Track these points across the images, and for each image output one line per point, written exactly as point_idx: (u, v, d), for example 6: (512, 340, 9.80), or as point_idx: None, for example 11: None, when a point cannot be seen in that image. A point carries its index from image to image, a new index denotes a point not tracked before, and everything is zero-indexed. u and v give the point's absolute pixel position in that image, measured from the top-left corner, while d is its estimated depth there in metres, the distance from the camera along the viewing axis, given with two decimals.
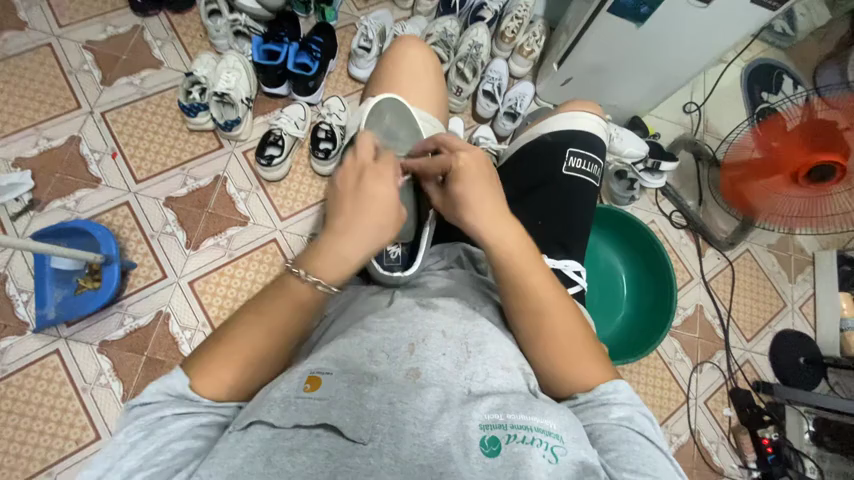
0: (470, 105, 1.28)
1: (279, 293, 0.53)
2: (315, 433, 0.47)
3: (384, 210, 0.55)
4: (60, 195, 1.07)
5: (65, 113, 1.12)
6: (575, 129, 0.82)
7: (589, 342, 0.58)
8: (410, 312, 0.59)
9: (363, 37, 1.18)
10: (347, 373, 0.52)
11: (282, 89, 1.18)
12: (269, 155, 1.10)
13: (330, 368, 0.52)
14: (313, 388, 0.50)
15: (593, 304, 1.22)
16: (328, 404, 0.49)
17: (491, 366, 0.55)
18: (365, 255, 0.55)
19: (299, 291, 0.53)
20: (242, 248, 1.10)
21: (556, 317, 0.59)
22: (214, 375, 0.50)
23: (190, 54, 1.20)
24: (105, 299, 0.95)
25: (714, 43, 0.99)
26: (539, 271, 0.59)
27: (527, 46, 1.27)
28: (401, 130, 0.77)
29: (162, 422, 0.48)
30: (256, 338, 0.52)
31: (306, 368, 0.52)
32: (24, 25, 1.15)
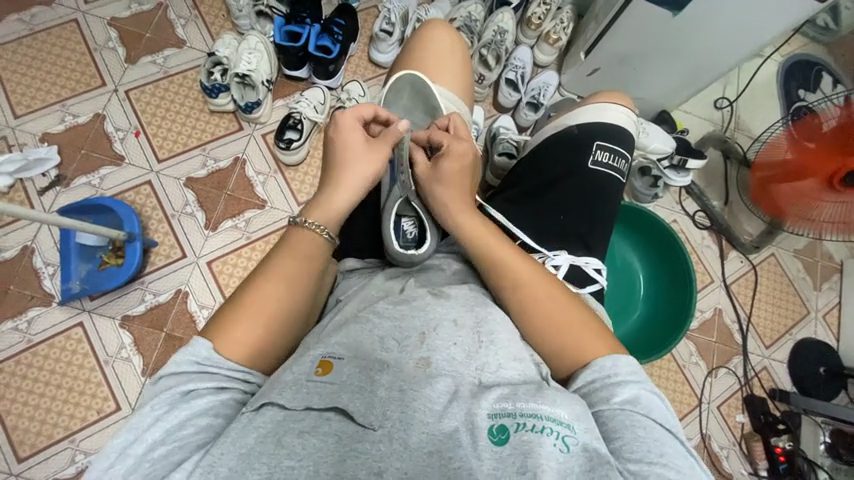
0: (492, 94, 1.26)
1: (287, 253, 0.58)
2: (325, 417, 0.47)
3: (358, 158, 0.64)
4: (85, 171, 1.09)
5: (91, 90, 1.13)
6: (603, 121, 0.80)
7: (577, 314, 0.59)
8: (422, 301, 0.59)
9: (385, 20, 1.15)
10: (357, 359, 0.52)
11: (302, 72, 1.17)
12: (288, 139, 1.10)
13: (342, 353, 0.53)
14: (324, 372, 0.50)
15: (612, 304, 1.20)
16: (339, 389, 0.49)
17: (503, 357, 0.55)
18: (350, 197, 0.63)
19: (303, 246, 0.59)
20: (259, 231, 1.11)
21: (537, 289, 0.60)
22: (237, 334, 0.53)
23: (212, 34, 1.19)
24: (127, 275, 0.98)
25: (754, 37, 0.94)
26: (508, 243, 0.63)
27: (553, 34, 1.22)
28: (418, 109, 0.80)
29: (185, 398, 0.49)
30: (271, 292, 0.55)
31: (318, 353, 0.53)
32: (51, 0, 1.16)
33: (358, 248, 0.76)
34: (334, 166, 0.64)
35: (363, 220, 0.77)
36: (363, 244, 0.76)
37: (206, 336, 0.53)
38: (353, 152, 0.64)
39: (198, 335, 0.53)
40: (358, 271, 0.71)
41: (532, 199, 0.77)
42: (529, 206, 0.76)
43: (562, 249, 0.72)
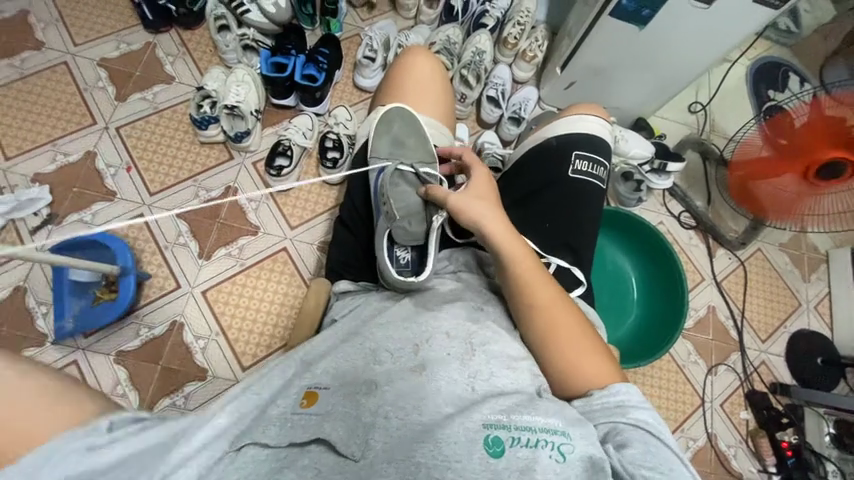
0: (475, 111, 1.30)
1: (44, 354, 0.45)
2: (307, 449, 0.49)
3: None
4: (77, 208, 1.10)
5: (82, 128, 1.15)
6: (581, 131, 0.83)
7: (592, 339, 0.60)
8: (416, 314, 0.60)
9: (368, 47, 1.21)
10: (343, 387, 0.54)
11: (289, 100, 1.20)
12: (279, 166, 1.12)
13: (327, 383, 0.55)
14: (309, 403, 0.53)
15: (608, 310, 1.21)
16: (322, 420, 0.50)
17: (496, 365, 0.55)
18: None
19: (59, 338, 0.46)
20: (254, 257, 1.12)
21: (560, 308, 0.61)
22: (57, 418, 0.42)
23: (200, 69, 1.23)
24: (121, 307, 0.98)
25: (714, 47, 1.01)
26: (531, 267, 0.62)
27: (530, 51, 1.28)
28: (411, 136, 0.77)
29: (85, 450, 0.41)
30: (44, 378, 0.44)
31: (303, 383, 0.55)
32: (41, 44, 1.19)
33: (352, 270, 0.75)
34: None
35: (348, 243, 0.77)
36: (357, 264, 0.75)
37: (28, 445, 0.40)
38: None
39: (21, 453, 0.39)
40: (352, 293, 0.71)
41: (519, 209, 0.80)
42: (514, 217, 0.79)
43: (549, 255, 0.74)
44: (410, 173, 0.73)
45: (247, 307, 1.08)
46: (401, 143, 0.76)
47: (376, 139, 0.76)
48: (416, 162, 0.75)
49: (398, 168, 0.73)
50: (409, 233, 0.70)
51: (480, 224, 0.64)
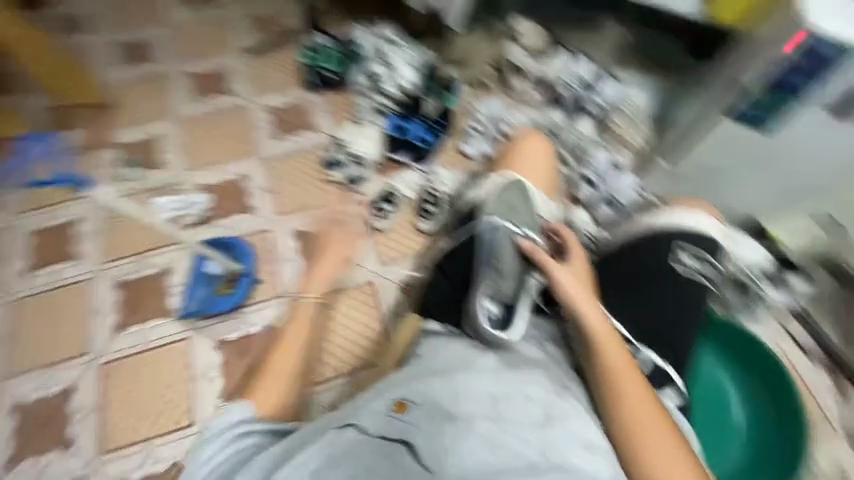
0: (567, 189, 1.33)
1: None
2: (392, 446, 0.60)
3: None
4: (223, 216, 1.33)
5: (242, 155, 1.42)
6: (689, 227, 0.84)
7: (670, 432, 0.66)
8: (501, 379, 0.62)
9: (475, 122, 1.41)
10: (428, 410, 0.62)
11: (401, 156, 1.37)
12: (383, 209, 1.31)
13: (415, 398, 0.63)
14: (401, 411, 0.63)
15: (705, 434, 1.09)
16: (409, 428, 0.61)
17: (571, 445, 0.59)
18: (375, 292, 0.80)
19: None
20: (343, 285, 1.25)
21: (642, 398, 0.67)
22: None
23: (337, 120, 1.46)
24: (237, 301, 1.21)
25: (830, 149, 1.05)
26: (621, 359, 0.69)
27: (630, 138, 1.35)
28: (520, 204, 0.83)
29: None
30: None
31: (396, 393, 0.65)
32: (228, 88, 1.50)
33: (438, 312, 0.79)
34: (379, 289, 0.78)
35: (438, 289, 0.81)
36: (445, 307, 0.78)
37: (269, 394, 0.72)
38: None
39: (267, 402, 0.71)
40: (440, 335, 0.75)
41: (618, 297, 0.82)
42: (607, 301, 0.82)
43: (640, 344, 0.77)
44: (514, 237, 0.79)
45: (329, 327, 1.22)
46: (513, 208, 0.82)
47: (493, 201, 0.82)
48: (522, 225, 0.82)
49: (509, 230, 0.79)
50: (498, 289, 0.76)
51: (584, 310, 0.72)
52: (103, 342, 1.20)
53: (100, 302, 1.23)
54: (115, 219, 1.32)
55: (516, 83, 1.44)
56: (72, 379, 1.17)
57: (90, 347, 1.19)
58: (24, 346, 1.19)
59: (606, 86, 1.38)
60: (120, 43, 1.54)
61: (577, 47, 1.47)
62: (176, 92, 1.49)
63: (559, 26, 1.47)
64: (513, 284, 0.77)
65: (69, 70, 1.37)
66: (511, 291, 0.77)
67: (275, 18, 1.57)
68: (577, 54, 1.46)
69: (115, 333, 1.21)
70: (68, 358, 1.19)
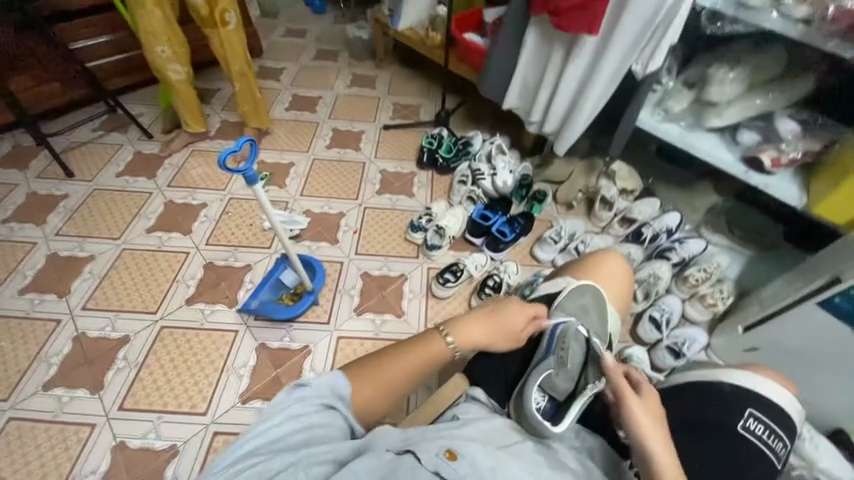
0: (632, 323, 1.35)
1: (422, 352, 0.69)
2: None
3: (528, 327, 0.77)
4: (312, 240, 1.52)
5: (346, 197, 1.65)
6: (769, 398, 0.74)
7: None
8: (542, 469, 0.56)
9: (556, 232, 1.48)
10: (478, 469, 0.52)
11: (478, 240, 1.50)
12: (446, 278, 1.37)
13: (467, 452, 0.54)
14: (452, 458, 0.52)
15: None
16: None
17: None
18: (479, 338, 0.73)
19: (433, 357, 0.69)
20: (387, 333, 1.31)
21: None
22: (370, 387, 0.63)
23: (433, 194, 1.67)
24: (293, 314, 1.29)
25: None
26: None
27: (710, 298, 1.31)
28: (594, 310, 0.81)
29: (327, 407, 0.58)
30: (408, 363, 0.67)
31: (443, 442, 0.55)
32: (358, 145, 1.83)
33: (483, 384, 0.75)
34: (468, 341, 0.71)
35: (489, 356, 0.78)
36: (489, 381, 0.75)
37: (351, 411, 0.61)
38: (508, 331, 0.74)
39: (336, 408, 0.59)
40: (482, 405, 0.69)
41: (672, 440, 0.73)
42: None
43: None
44: (583, 334, 0.74)
45: None
46: (584, 310, 0.81)
47: (564, 297, 0.82)
48: (592, 330, 0.78)
49: (577, 326, 0.75)
50: (553, 381, 0.71)
51: None
52: (169, 307, 1.33)
53: (187, 273, 1.40)
54: (229, 213, 1.56)
55: (601, 212, 1.54)
56: (132, 331, 1.27)
57: (160, 308, 1.32)
58: (114, 287, 1.36)
59: (690, 240, 1.42)
60: (297, 96, 2.02)
61: (664, 200, 1.58)
62: (318, 138, 1.85)
63: (651, 179, 1.64)
64: (569, 382, 0.71)
65: (253, 98, 1.70)
66: (568, 386, 0.71)
67: (413, 110, 1.98)
68: (664, 208, 1.57)
69: (184, 304, 1.33)
70: (138, 311, 1.31)
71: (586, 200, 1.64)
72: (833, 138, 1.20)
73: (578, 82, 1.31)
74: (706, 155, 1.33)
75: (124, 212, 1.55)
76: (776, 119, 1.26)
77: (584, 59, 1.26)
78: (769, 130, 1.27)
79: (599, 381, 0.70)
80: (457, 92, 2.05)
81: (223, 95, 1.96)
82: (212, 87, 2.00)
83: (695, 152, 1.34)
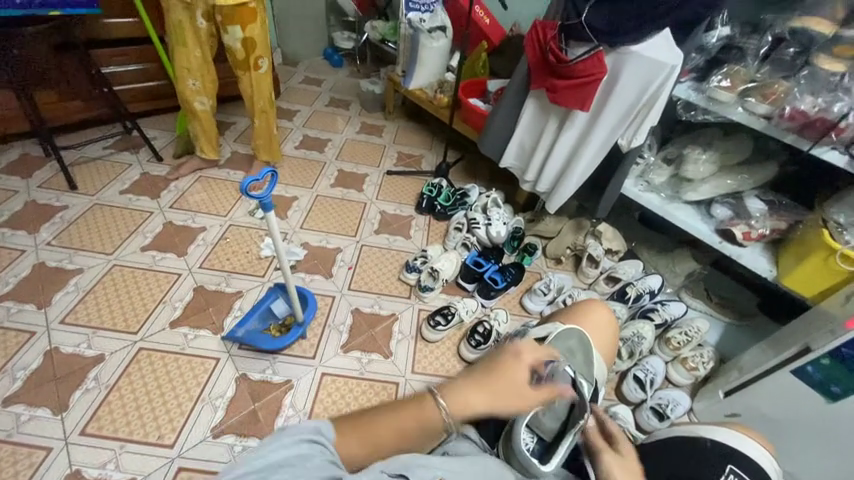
0: (617, 380, 1.36)
1: (414, 409, 0.62)
2: None
3: (523, 372, 0.67)
4: (306, 272, 1.54)
5: (345, 234, 1.70)
6: (749, 454, 0.75)
7: None
8: None
9: (544, 284, 1.52)
10: None
11: (470, 286, 1.54)
12: (436, 321, 1.38)
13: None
14: None
15: None
16: None
17: None
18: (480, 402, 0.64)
19: (424, 414, 0.62)
20: (372, 373, 1.29)
21: None
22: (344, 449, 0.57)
23: (429, 238, 1.73)
24: (278, 346, 1.25)
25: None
26: None
27: (691, 361, 1.34)
28: (580, 353, 0.82)
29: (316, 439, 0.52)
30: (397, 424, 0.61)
31: (438, 471, 0.55)
32: (361, 187, 1.91)
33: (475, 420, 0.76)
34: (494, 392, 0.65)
35: None
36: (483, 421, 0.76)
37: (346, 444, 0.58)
38: (508, 393, 0.65)
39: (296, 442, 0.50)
40: (470, 439, 0.69)
41: None
42: None
43: None
44: None
45: (339, 408, 1.20)
46: (570, 353, 0.81)
47: (551, 339, 0.83)
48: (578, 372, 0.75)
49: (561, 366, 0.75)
50: (539, 420, 0.73)
51: None
52: (150, 328, 1.29)
53: (175, 295, 1.38)
54: (227, 239, 1.58)
55: (587, 269, 1.61)
56: (107, 350, 1.22)
57: (141, 329, 1.28)
58: (97, 303, 1.32)
59: (671, 303, 1.49)
60: (308, 137, 2.14)
61: (647, 263, 1.67)
62: (323, 176, 1.94)
63: (634, 243, 1.75)
64: (556, 423, 0.72)
65: (268, 134, 1.81)
66: (555, 423, 0.72)
67: (416, 159, 2.11)
68: (647, 271, 1.65)
69: (166, 326, 1.30)
70: (116, 330, 1.27)
71: (574, 256, 1.72)
72: (797, 218, 1.31)
73: (569, 148, 1.45)
74: (684, 224, 1.45)
75: (122, 228, 1.56)
76: (745, 198, 1.40)
77: (575, 130, 1.40)
78: (739, 206, 1.39)
79: (584, 421, 0.70)
80: (458, 149, 2.21)
81: (236, 129, 2.07)
82: (228, 120, 2.11)
83: (675, 220, 1.46)
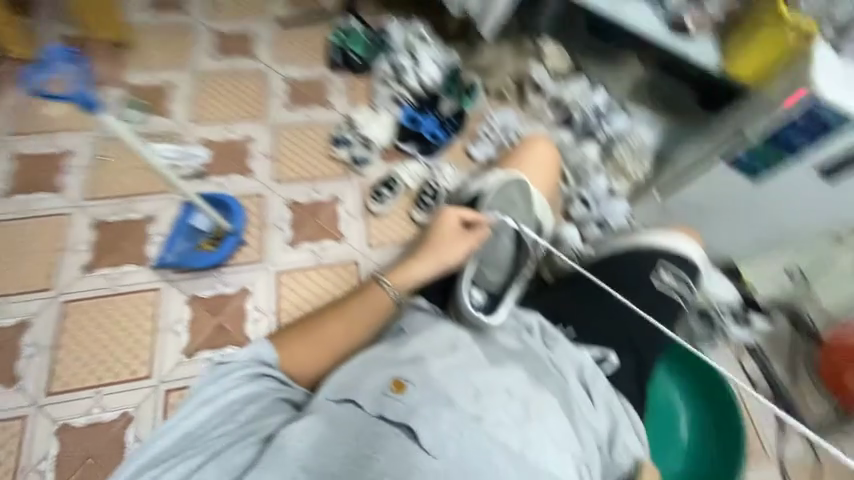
0: (563, 204, 1.36)
1: (359, 299, 0.73)
2: (396, 430, 0.54)
3: (451, 224, 0.75)
4: (219, 172, 1.32)
5: (249, 116, 1.40)
6: (678, 250, 0.83)
7: None
8: (480, 368, 0.59)
9: (486, 130, 1.43)
10: (430, 387, 0.56)
11: (409, 147, 1.38)
12: (381, 193, 1.31)
13: (413, 379, 0.57)
14: (399, 389, 0.57)
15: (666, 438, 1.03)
16: (411, 410, 0.55)
17: (548, 442, 0.55)
18: (419, 272, 0.75)
19: (370, 300, 0.72)
20: (329, 260, 1.25)
21: None
22: (289, 362, 0.69)
23: (353, 101, 1.47)
24: (217, 260, 1.18)
25: (840, 206, 1.08)
26: None
27: (631, 172, 1.38)
28: (521, 200, 0.84)
29: (260, 377, 0.66)
30: (346, 318, 0.71)
31: (390, 371, 0.59)
32: (250, 51, 1.50)
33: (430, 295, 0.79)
34: (429, 250, 0.75)
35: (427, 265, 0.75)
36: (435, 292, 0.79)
37: (300, 348, 0.70)
38: (445, 249, 0.75)
39: (229, 385, 0.64)
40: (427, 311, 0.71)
41: (599, 302, 0.78)
42: (588, 305, 0.78)
43: (611, 351, 0.74)
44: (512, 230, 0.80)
45: (307, 300, 1.20)
46: (511, 203, 0.83)
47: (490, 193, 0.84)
48: (520, 222, 0.83)
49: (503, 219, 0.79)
50: (487, 278, 0.78)
51: None
52: (64, 280, 1.13)
53: (75, 238, 1.18)
54: (105, 157, 1.27)
55: (532, 100, 1.47)
56: (28, 313, 1.09)
57: (54, 282, 1.13)
58: None
59: (615, 117, 1.42)
60: None
61: (593, 77, 1.53)
62: (196, 45, 1.48)
63: (580, 55, 1.55)
64: (501, 277, 0.79)
65: None
66: (501, 276, 0.79)
67: None
68: (593, 86, 1.52)
69: (83, 273, 1.14)
70: (26, 290, 1.11)
71: (517, 87, 1.53)
72: None
73: None
74: (630, 22, 1.22)
75: None
76: None
77: None
78: None
79: (527, 270, 0.79)
80: None
81: None
82: None
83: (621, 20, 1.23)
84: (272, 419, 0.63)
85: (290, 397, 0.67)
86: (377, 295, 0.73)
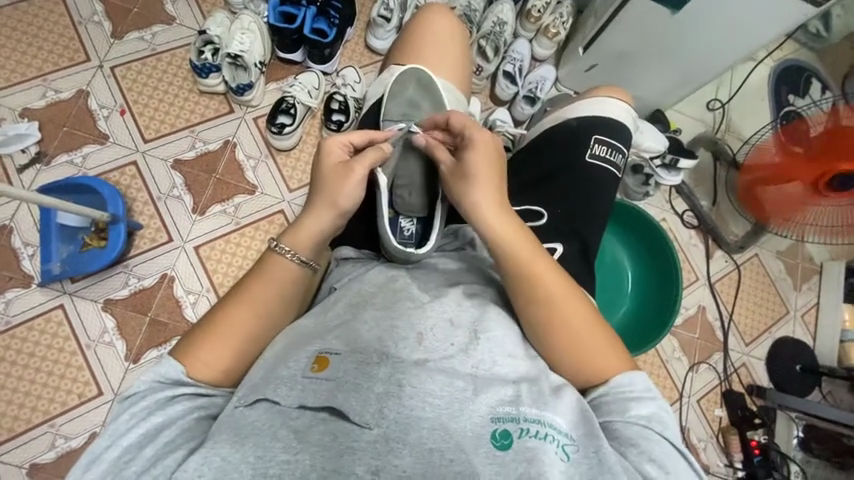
0: (489, 86, 1.25)
1: (262, 275, 0.59)
2: (319, 417, 0.49)
3: (337, 154, 0.63)
4: (67, 149, 1.04)
5: (73, 65, 1.08)
6: (611, 117, 0.80)
7: (595, 327, 0.58)
8: (407, 305, 0.57)
9: (383, 5, 1.12)
10: (355, 354, 0.52)
11: (297, 55, 1.13)
12: (281, 124, 1.07)
13: (338, 348, 0.53)
14: (320, 368, 0.52)
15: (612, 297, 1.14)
16: (335, 387, 0.50)
17: (498, 355, 0.55)
18: (323, 224, 0.61)
19: (276, 273, 0.60)
20: (249, 217, 1.08)
21: (560, 301, 0.58)
22: (196, 366, 0.55)
23: (203, 12, 1.14)
24: (111, 258, 0.96)
25: (779, 23, 0.90)
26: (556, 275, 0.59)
27: (552, 27, 1.21)
28: (426, 100, 0.76)
29: (167, 402, 0.53)
30: (252, 302, 0.58)
31: (314, 347, 0.54)
32: None
33: (351, 240, 0.74)
34: (319, 192, 0.62)
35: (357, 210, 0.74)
36: (357, 235, 0.74)
37: (205, 353, 0.55)
38: (339, 185, 0.61)
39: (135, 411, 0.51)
40: (352, 261, 0.69)
41: (533, 192, 0.77)
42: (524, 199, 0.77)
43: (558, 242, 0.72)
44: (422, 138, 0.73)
45: (241, 267, 1.06)
46: (415, 106, 0.75)
47: (390, 100, 0.76)
48: None
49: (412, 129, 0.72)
50: (409, 203, 0.72)
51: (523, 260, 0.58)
52: None
53: None
54: None
55: None
56: None
57: None
58: None
59: None
60: None
61: None
62: None
63: None
64: (422, 197, 0.71)
65: None
66: (424, 200, 0.72)
67: None
68: None
69: None
70: None
71: None
72: None
73: None
74: None
75: None
76: None
77: None
78: None
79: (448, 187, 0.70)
80: None
81: None
82: None
83: None
84: (176, 455, 0.49)
85: (209, 414, 0.54)
86: (283, 265, 0.60)
